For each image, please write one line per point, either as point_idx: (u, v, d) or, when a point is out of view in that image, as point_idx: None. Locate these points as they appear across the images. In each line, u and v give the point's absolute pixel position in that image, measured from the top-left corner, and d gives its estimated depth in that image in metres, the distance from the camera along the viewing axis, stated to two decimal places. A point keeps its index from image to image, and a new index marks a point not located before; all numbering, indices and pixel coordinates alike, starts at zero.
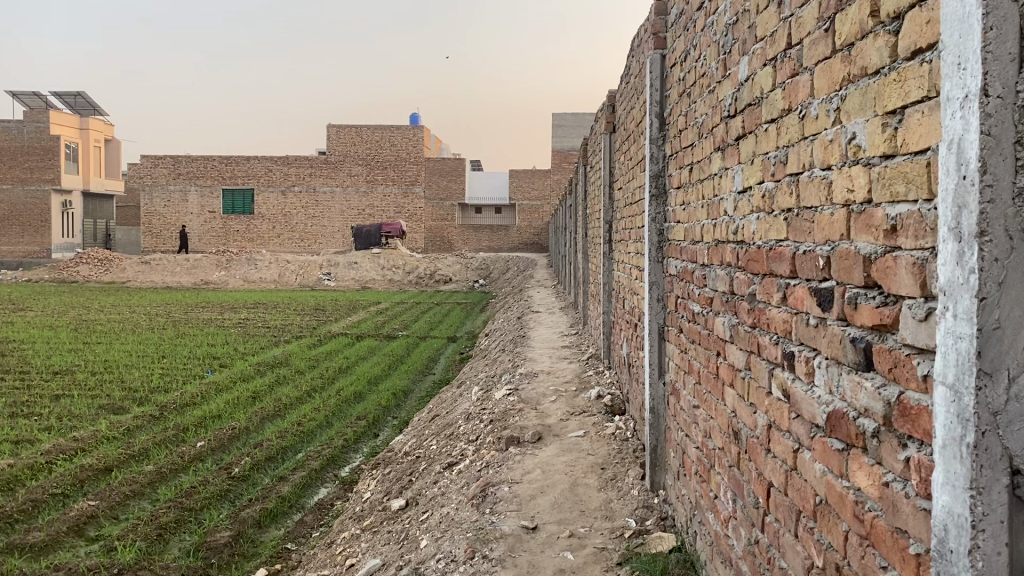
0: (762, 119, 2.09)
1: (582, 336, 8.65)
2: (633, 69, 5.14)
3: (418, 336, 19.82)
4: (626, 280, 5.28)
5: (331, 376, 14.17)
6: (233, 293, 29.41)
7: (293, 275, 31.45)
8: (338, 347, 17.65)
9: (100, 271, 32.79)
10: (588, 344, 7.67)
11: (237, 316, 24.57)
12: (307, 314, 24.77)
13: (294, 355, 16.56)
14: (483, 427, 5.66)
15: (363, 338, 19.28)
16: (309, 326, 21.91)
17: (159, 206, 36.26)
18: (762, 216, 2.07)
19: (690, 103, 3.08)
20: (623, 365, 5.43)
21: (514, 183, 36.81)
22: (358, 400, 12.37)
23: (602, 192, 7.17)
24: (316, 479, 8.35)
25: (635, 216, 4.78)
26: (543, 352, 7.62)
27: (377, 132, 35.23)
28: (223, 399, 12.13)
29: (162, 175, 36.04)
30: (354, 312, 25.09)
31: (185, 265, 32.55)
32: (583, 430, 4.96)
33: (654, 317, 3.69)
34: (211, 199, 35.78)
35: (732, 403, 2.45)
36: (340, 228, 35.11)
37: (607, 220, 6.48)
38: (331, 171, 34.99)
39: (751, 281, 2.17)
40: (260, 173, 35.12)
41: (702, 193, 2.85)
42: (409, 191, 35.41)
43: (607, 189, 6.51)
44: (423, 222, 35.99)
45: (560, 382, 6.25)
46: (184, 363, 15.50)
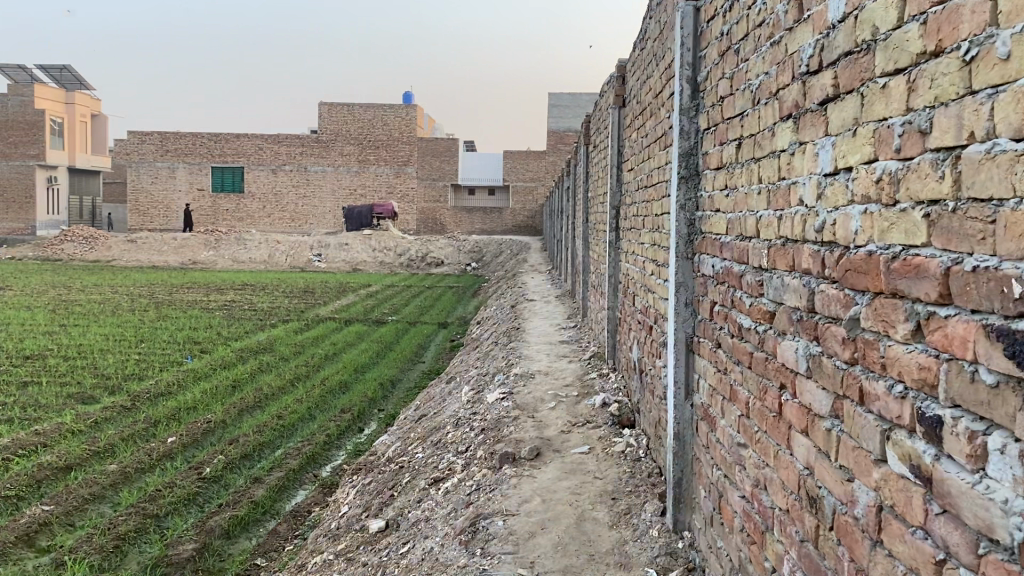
0: (879, 69, 1.46)
1: (581, 329, 8.02)
2: (650, 32, 4.50)
3: (408, 321, 19.21)
4: (638, 274, 4.66)
5: (316, 364, 13.55)
6: (221, 274, 28.75)
7: (282, 256, 30.79)
8: (325, 333, 16.97)
9: (86, 249, 32.08)
10: (590, 341, 7.05)
11: (224, 297, 23.94)
12: (294, 296, 24.16)
13: (279, 341, 15.86)
14: (474, 437, 5.04)
15: (352, 323, 18.61)
16: (296, 309, 21.27)
17: (147, 183, 35.45)
18: (878, 209, 1.45)
19: (740, 62, 2.45)
20: (633, 371, 4.83)
21: (508, 165, 36.00)
22: (343, 390, 11.76)
23: (606, 174, 6.53)
24: (293, 481, 7.75)
25: (652, 201, 4.16)
26: (539, 348, 7.00)
27: (370, 110, 34.48)
28: (201, 388, 11.49)
29: (150, 152, 35.23)
30: (343, 295, 24.47)
31: (172, 244, 31.85)
32: (588, 445, 4.35)
33: (682, 325, 3.09)
34: (200, 177, 35.02)
35: (807, 457, 1.84)
36: (331, 209, 34.43)
37: (614, 204, 5.85)
38: (323, 150, 34.27)
39: (853, 301, 1.55)
40: (250, 151, 34.39)
41: (757, 176, 2.24)
42: (401, 172, 34.70)
43: (614, 169, 5.88)
44: (416, 203, 35.26)
45: (559, 385, 5.63)
46: (163, 348, 14.85)
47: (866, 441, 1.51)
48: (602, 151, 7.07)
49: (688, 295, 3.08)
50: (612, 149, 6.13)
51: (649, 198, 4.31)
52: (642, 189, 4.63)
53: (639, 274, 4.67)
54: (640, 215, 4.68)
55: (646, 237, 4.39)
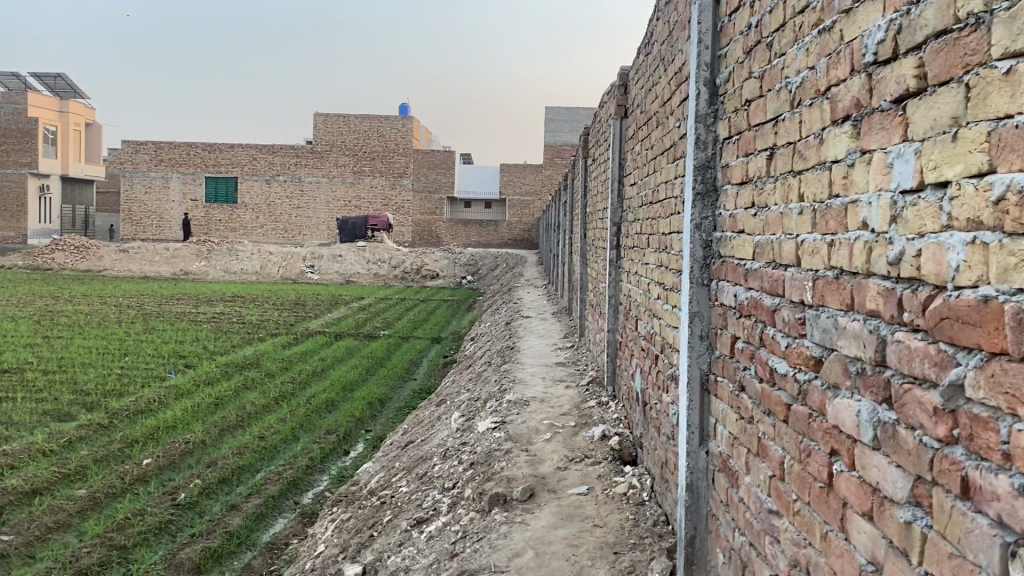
0: (1000, 49, 1.09)
1: (579, 350, 7.63)
2: (657, 34, 4.14)
3: (401, 336, 18.82)
4: (643, 296, 4.27)
5: (303, 381, 13.14)
6: (212, 285, 28.31)
7: (275, 267, 30.41)
8: (315, 349, 16.53)
9: (76, 258, 31.63)
10: (588, 363, 6.63)
11: (213, 309, 23.50)
12: (285, 309, 23.74)
13: (266, 357, 15.40)
14: (461, 472, 4.63)
15: (343, 337, 18.19)
16: (286, 322, 20.85)
17: (139, 193, 35.02)
18: (1004, 237, 1.06)
19: (775, 56, 2.07)
20: (635, 402, 4.44)
21: (505, 178, 35.67)
22: (330, 409, 11.34)
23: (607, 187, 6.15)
24: (272, 509, 7.32)
25: (660, 217, 3.78)
26: (534, 371, 6.60)
27: (365, 122, 34.16)
28: (181, 406, 11.05)
29: (143, 161, 34.86)
30: (334, 307, 24.04)
31: (164, 254, 31.44)
32: (587, 485, 3.94)
33: (697, 361, 2.69)
34: (193, 187, 34.63)
35: (873, 551, 1.45)
36: (325, 220, 34.07)
37: (614, 220, 5.46)
38: (318, 161, 33.93)
39: (956, 360, 1.17)
40: (244, 162, 34.03)
41: (799, 189, 1.85)
42: (397, 184, 34.38)
43: (614, 183, 5.50)
44: (411, 215, 34.85)
45: (555, 414, 5.20)
46: (146, 363, 14.40)
47: (975, 553, 1.12)
48: (602, 165, 6.69)
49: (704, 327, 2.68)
50: (612, 161, 5.74)
51: (655, 216, 3.93)
52: (647, 205, 4.24)
53: (643, 297, 4.28)
54: (644, 235, 4.29)
55: (652, 258, 4.01)
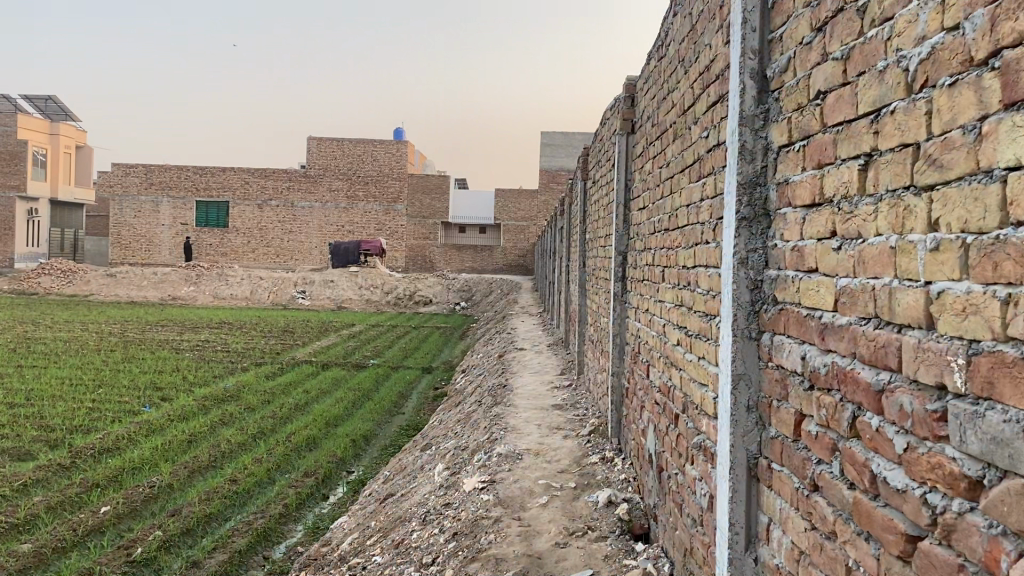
0: None
1: (577, 391, 6.98)
2: (673, 32, 3.54)
3: (390, 365, 18.13)
4: (657, 340, 3.63)
5: (283, 417, 12.44)
6: (200, 311, 27.66)
7: (266, 292, 29.76)
8: (299, 379, 15.83)
9: (62, 283, 30.95)
10: (589, 408, 5.98)
11: (199, 336, 22.82)
12: (272, 336, 23.07)
13: (248, 389, 14.71)
14: (442, 545, 3.96)
15: (329, 367, 17.49)
16: (272, 350, 20.14)
17: (129, 217, 34.41)
18: None
19: (875, 25, 1.45)
20: (647, 463, 3.80)
21: (500, 203, 35.11)
22: (311, 448, 10.66)
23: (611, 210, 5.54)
24: (238, 567, 6.63)
25: (680, 247, 3.15)
26: (528, 415, 5.95)
27: (360, 146, 33.66)
28: (151, 444, 10.33)
29: (133, 185, 34.28)
30: (324, 335, 23.36)
31: (152, 279, 30.79)
32: (590, 568, 3.29)
33: (745, 438, 2.05)
34: (184, 212, 34.03)
35: None
36: (318, 244, 33.46)
37: (620, 249, 4.84)
38: (311, 185, 33.41)
39: None
40: (236, 186, 33.50)
41: (937, 213, 1.22)
42: (391, 209, 33.85)
43: (618, 206, 4.87)
44: (405, 240, 34.22)
45: (552, 471, 4.54)
46: (120, 395, 13.68)
47: None
48: (604, 188, 6.07)
49: (757, 395, 2.05)
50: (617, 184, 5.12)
51: (674, 247, 3.30)
52: (661, 235, 3.61)
53: (656, 338, 3.66)
54: (658, 267, 3.67)
55: (668, 295, 3.38)
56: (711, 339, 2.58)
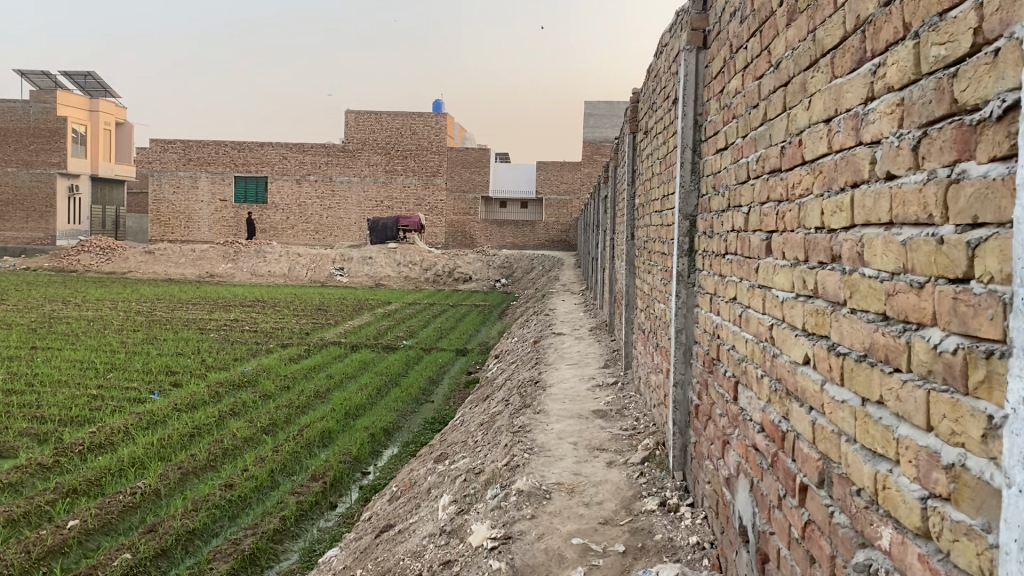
0: None
1: (624, 391, 5.68)
2: None
3: (423, 347, 16.94)
4: (756, 346, 2.32)
5: (300, 405, 11.32)
6: (236, 288, 26.81)
7: (303, 269, 28.88)
8: (325, 362, 14.73)
9: (101, 260, 30.39)
10: (646, 420, 4.65)
11: (228, 316, 21.87)
12: (305, 315, 22.07)
13: (268, 373, 13.61)
14: None
15: (358, 349, 16.34)
16: (301, 330, 19.07)
17: (167, 193, 33.70)
18: None
19: None
20: (735, 535, 2.49)
21: (541, 176, 33.62)
22: (324, 444, 9.53)
23: (671, 160, 4.18)
24: None
25: (812, 194, 1.83)
26: (563, 426, 4.68)
27: (399, 118, 32.40)
28: (147, 439, 9.26)
29: (171, 160, 33.54)
30: (358, 313, 22.28)
31: (190, 256, 30.07)
32: None
33: None
34: (222, 187, 33.22)
35: None
36: (357, 220, 32.47)
37: (689, 210, 3.48)
38: (349, 160, 32.35)
39: None
40: (274, 160, 32.60)
41: None
42: (430, 182, 32.66)
43: (684, 146, 3.48)
44: (445, 215, 33.02)
45: (591, 523, 3.21)
46: (130, 381, 12.65)
47: None
48: (662, 137, 4.71)
49: None
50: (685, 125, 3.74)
51: (795, 197, 1.98)
52: (764, 181, 2.28)
53: (753, 347, 2.35)
54: (755, 234, 2.36)
55: (779, 275, 2.06)
56: (916, 377, 1.27)
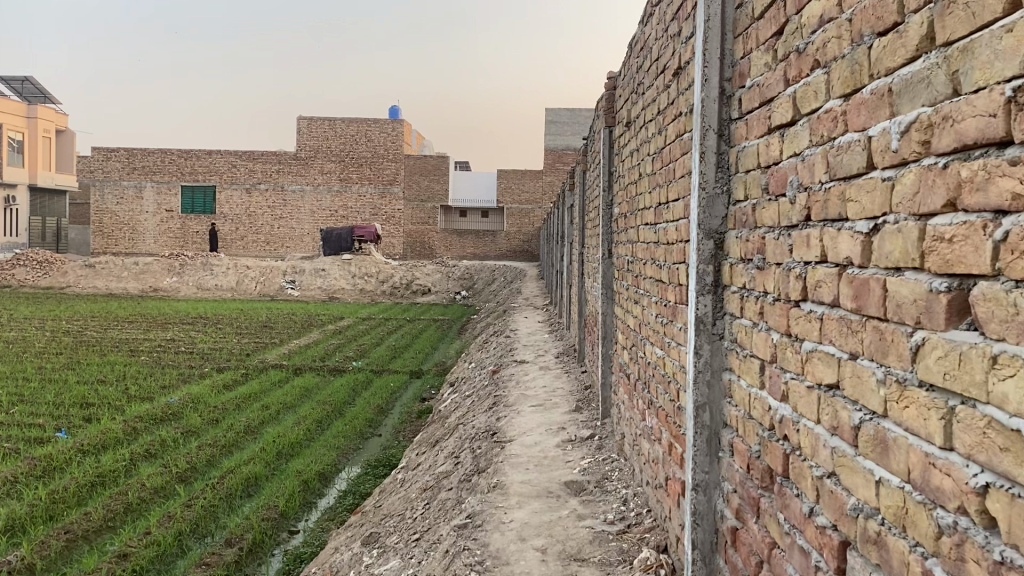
0: None
1: (602, 450, 4.50)
2: None
3: (374, 369, 15.61)
4: (925, 513, 1.14)
5: (228, 443, 9.96)
6: (179, 304, 25.17)
7: (253, 283, 27.33)
8: (263, 390, 13.34)
9: (38, 275, 28.54)
10: (638, 506, 3.46)
11: (166, 335, 20.28)
12: (249, 333, 20.58)
13: (197, 405, 12.17)
14: None
15: (302, 373, 14.97)
16: (243, 351, 17.58)
17: (110, 203, 31.85)
18: None
19: None
20: None
21: (502, 185, 32.41)
22: (250, 496, 8.19)
23: (674, 151, 3.00)
24: None
25: None
26: (528, 516, 3.48)
27: (353, 125, 30.97)
28: (37, 492, 7.84)
29: (114, 169, 31.72)
30: (307, 331, 20.81)
31: (133, 270, 28.30)
32: None
33: None
34: (168, 197, 31.48)
35: None
36: (310, 231, 30.94)
37: (715, 224, 2.28)
38: (301, 168, 30.84)
39: None
40: (223, 169, 30.98)
41: None
42: (387, 192, 31.30)
43: (704, 126, 2.30)
44: (402, 225, 31.65)
45: None
46: (37, 418, 11.10)
47: None
48: (652, 125, 3.53)
49: None
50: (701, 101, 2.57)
51: None
52: (938, 172, 1.12)
53: (905, 503, 1.19)
54: (906, 279, 1.20)
55: None
56: None
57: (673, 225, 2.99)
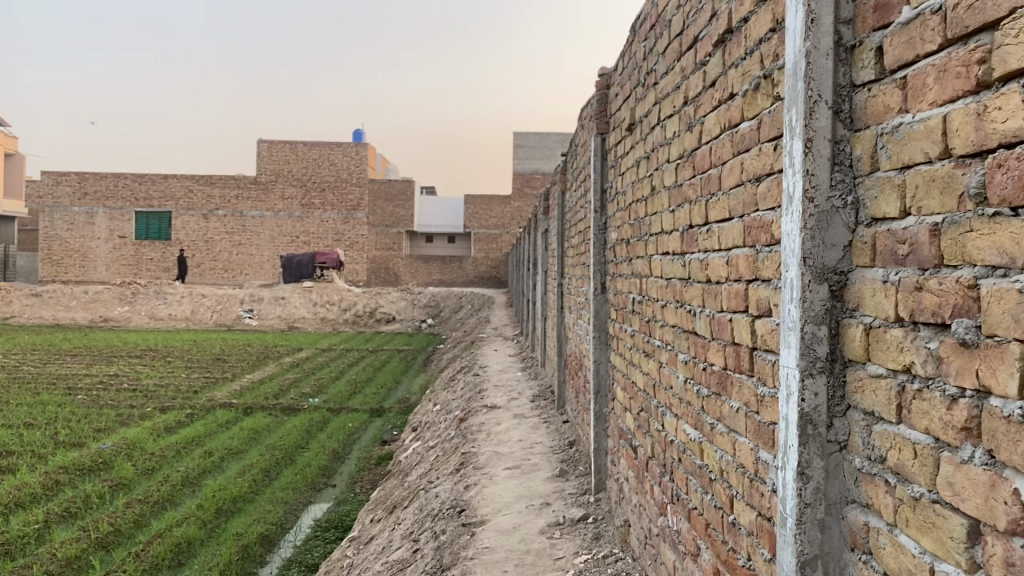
0: None
1: (599, 542, 3.54)
2: None
3: (333, 407, 14.49)
4: None
5: (161, 498, 8.81)
6: (129, 335, 23.79)
7: (208, 312, 26.03)
8: (207, 435, 12.17)
9: None
10: None
11: (111, 370, 18.96)
12: (202, 367, 19.30)
13: (131, 452, 10.97)
14: None
15: (253, 413, 13.84)
16: (191, 388, 16.33)
17: (61, 229, 30.31)
18: None
19: None
20: None
21: (469, 210, 31.53)
22: (179, 567, 7.09)
23: (722, 147, 2.08)
24: None
25: None
26: None
27: (315, 148, 29.91)
28: None
29: (65, 194, 30.25)
30: (262, 364, 19.63)
31: (82, 299, 26.83)
32: None
33: None
34: (122, 223, 30.08)
35: None
36: (270, 258, 29.69)
37: (832, 259, 1.38)
38: (261, 193, 29.67)
39: None
40: (179, 194, 29.70)
41: None
42: (350, 217, 30.22)
43: (809, 96, 1.39)
44: (366, 251, 30.56)
45: None
46: None
47: None
48: (674, 123, 2.63)
49: None
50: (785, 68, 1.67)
51: None
52: None
53: None
54: None
55: None
56: None
57: (720, 255, 2.09)
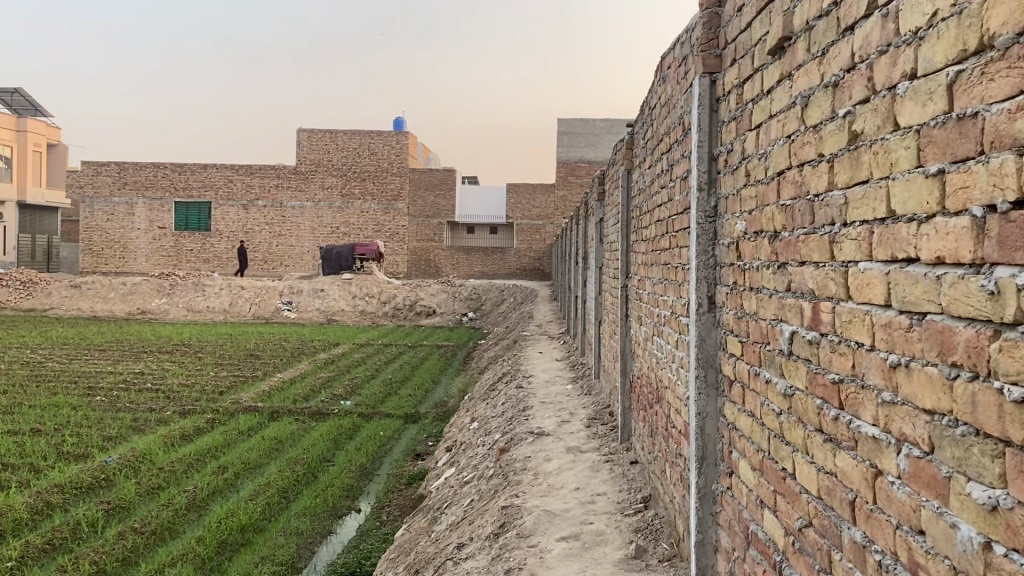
0: None
1: None
2: None
3: (366, 412, 13.26)
4: None
5: (158, 527, 7.62)
6: (162, 328, 22.89)
7: (246, 303, 25.07)
8: (225, 445, 11.01)
9: (19, 295, 26.33)
10: None
11: (137, 366, 17.98)
12: (231, 364, 18.23)
13: (136, 467, 9.82)
14: None
15: (279, 419, 12.70)
16: (215, 389, 15.22)
17: (102, 220, 29.57)
18: None
19: None
20: None
21: (512, 199, 30.13)
22: None
23: None
24: None
25: None
26: None
27: (356, 137, 28.82)
28: None
29: (105, 185, 29.46)
30: (296, 361, 18.50)
31: (120, 290, 26.01)
32: None
33: None
34: (162, 214, 29.25)
35: None
36: (310, 249, 28.64)
37: None
38: (301, 183, 28.66)
39: None
40: (219, 184, 28.79)
41: None
42: (390, 207, 29.07)
43: None
44: (407, 242, 29.37)
45: None
46: None
47: None
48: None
49: None
50: None
51: None
52: None
53: None
54: None
55: None
56: None
57: None
